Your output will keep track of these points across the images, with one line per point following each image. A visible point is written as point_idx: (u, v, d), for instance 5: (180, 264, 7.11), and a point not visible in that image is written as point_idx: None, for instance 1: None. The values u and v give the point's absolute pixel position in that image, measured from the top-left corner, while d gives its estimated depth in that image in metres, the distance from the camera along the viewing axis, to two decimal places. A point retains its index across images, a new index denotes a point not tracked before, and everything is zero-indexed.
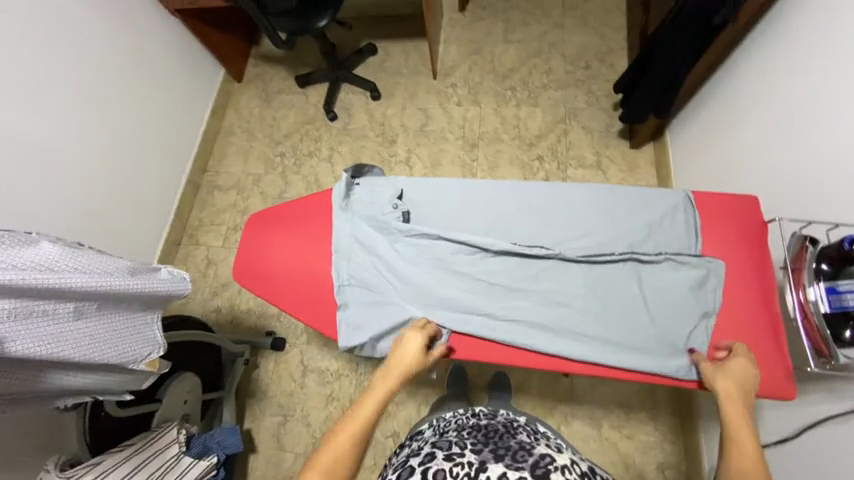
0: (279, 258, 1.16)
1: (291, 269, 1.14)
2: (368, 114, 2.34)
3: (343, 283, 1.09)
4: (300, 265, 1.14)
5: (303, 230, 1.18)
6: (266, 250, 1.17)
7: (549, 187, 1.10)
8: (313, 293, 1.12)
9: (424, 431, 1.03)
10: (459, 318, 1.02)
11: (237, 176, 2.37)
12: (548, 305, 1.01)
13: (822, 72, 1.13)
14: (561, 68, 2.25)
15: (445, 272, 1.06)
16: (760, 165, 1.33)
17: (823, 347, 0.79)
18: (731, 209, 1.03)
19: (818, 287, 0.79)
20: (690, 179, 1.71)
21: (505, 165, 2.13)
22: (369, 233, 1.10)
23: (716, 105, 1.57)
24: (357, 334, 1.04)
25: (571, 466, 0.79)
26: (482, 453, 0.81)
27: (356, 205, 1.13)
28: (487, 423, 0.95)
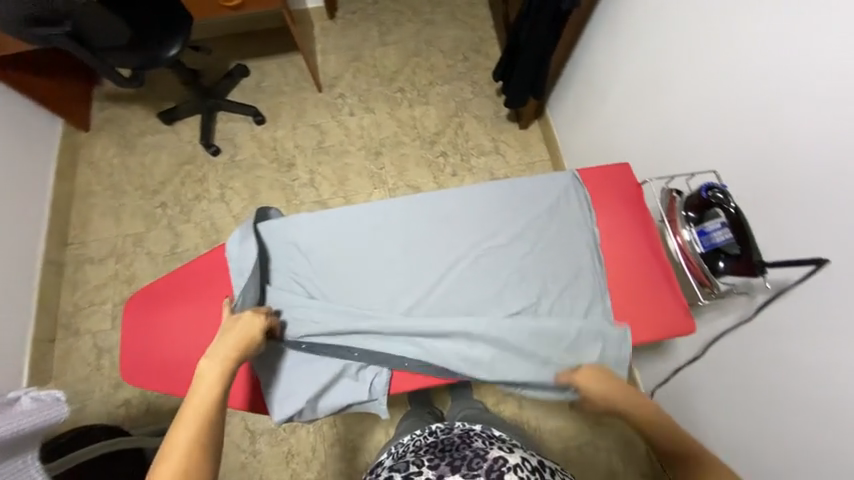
0: (174, 342, 0.99)
1: (193, 351, 0.98)
2: (257, 141, 2.14)
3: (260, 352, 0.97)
4: (203, 345, 0.99)
5: (195, 302, 1.01)
6: (158, 336, 1.00)
7: (453, 194, 1.06)
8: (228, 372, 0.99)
9: (384, 461, 1.01)
10: (400, 352, 0.95)
11: (112, 241, 2.00)
12: (482, 311, 0.98)
13: (664, 40, 1.28)
14: (442, 63, 2.31)
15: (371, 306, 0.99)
16: (630, 128, 1.50)
17: (703, 280, 0.91)
18: (614, 177, 1.07)
19: (690, 231, 0.91)
20: (576, 148, 1.89)
21: (412, 168, 2.13)
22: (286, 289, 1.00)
23: (581, 80, 1.75)
24: (290, 401, 0.94)
25: (522, 464, 0.84)
26: (439, 467, 0.85)
27: (250, 260, 0.98)
28: (445, 437, 0.98)
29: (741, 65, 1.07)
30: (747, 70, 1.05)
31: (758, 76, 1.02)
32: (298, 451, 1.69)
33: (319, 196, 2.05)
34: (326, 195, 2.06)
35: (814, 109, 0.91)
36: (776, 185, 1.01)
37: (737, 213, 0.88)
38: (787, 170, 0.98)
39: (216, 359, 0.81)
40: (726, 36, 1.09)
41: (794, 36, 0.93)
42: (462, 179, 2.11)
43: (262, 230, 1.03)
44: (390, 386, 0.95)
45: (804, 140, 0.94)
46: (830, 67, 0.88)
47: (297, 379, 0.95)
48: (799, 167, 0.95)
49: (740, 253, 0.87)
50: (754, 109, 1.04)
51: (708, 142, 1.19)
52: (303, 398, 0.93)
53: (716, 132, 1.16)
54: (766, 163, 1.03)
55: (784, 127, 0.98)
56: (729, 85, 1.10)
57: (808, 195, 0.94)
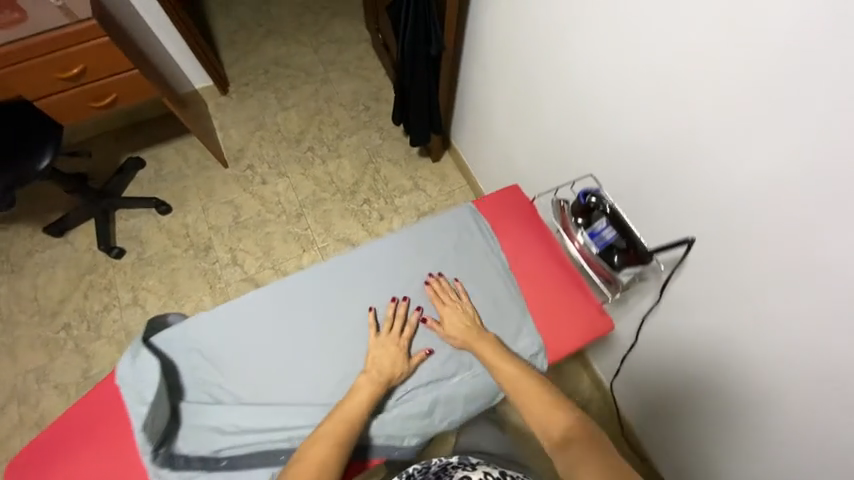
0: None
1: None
2: (166, 231, 2.00)
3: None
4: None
5: (91, 443, 0.91)
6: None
7: (359, 253, 1.06)
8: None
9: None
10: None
11: (6, 384, 1.70)
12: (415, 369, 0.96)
13: (523, 67, 1.43)
14: (345, 116, 2.37)
15: (299, 394, 0.91)
16: (521, 147, 1.63)
17: (608, 276, 0.97)
18: (508, 202, 1.13)
19: (584, 232, 0.97)
20: (486, 170, 2.01)
21: (338, 221, 2.10)
22: (199, 402, 0.90)
23: (472, 110, 1.88)
24: None
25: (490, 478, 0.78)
26: None
27: (145, 380, 0.84)
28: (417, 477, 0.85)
29: (583, 79, 1.21)
30: (589, 86, 1.20)
31: (598, 90, 1.17)
32: None
33: (246, 272, 1.95)
34: (252, 269, 1.96)
35: (646, 110, 1.05)
36: (643, 176, 1.14)
37: (613, 211, 0.97)
38: (643, 162, 1.12)
39: (375, 370, 0.91)
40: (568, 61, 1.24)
41: (610, 55, 1.09)
42: (391, 221, 2.13)
43: (158, 343, 0.92)
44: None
45: (649, 136, 1.07)
46: (642, 76, 1.03)
47: None
48: (652, 158, 1.09)
49: (626, 246, 0.94)
50: (606, 116, 1.18)
51: (583, 148, 1.31)
52: None
53: (585, 138, 1.28)
54: (630, 160, 1.16)
55: (631, 127, 1.12)
56: (581, 99, 1.24)
57: (671, 178, 1.06)
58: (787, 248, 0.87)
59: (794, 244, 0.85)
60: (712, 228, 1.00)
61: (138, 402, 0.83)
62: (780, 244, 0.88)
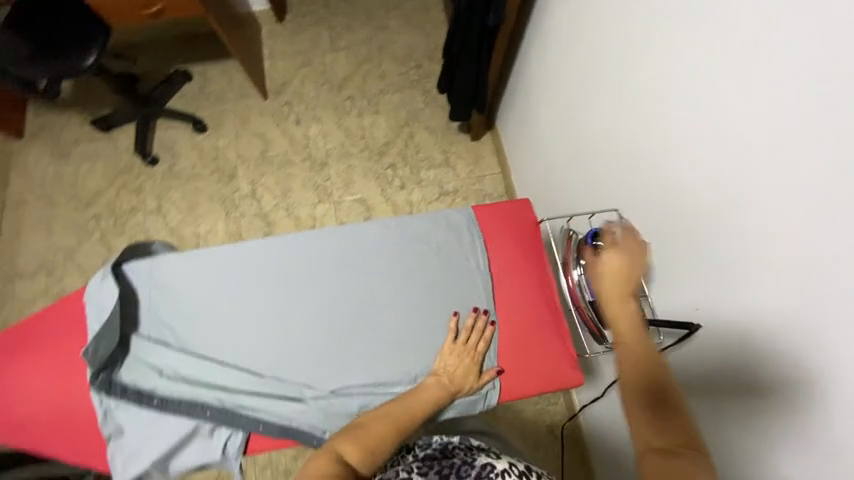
0: (27, 393, 0.90)
1: (44, 403, 0.89)
2: (197, 150, 2.07)
3: (110, 407, 0.83)
4: (56, 395, 0.90)
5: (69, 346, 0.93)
6: (11, 386, 0.91)
7: (341, 231, 0.99)
8: (74, 427, 0.87)
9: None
10: (261, 411, 0.84)
11: (42, 254, 1.92)
12: (361, 366, 0.90)
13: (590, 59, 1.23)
14: (394, 70, 2.24)
15: (239, 358, 0.88)
16: (561, 151, 1.48)
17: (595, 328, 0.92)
18: (512, 218, 1.02)
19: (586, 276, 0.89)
20: (522, 165, 1.85)
21: (359, 180, 2.06)
22: (143, 339, 0.88)
23: (525, 95, 1.70)
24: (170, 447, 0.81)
25: (511, 467, 0.77)
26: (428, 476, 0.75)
27: (103, 304, 0.86)
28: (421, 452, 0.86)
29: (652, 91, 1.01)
30: (649, 107, 1.03)
31: (659, 113, 1.01)
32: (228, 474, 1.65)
33: (260, 208, 1.99)
34: (267, 206, 2.00)
35: (706, 152, 0.89)
36: (676, 227, 0.98)
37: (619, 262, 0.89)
38: (683, 210, 0.96)
39: (445, 373, 0.88)
40: (636, 70, 1.06)
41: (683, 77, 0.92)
42: (410, 192, 2.05)
43: (128, 270, 0.92)
44: (247, 448, 0.84)
45: (699, 184, 0.91)
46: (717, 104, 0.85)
47: (140, 440, 0.82)
48: (695, 209, 0.93)
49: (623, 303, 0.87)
50: (660, 147, 1.01)
51: (625, 176, 1.14)
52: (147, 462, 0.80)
53: (631, 162, 1.11)
54: (672, 203, 1.00)
55: (682, 168, 0.95)
56: (638, 118, 1.08)
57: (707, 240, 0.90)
58: (809, 358, 0.72)
59: (815, 353, 0.71)
60: (735, 308, 0.86)
61: (93, 320, 0.86)
62: (800, 350, 0.73)
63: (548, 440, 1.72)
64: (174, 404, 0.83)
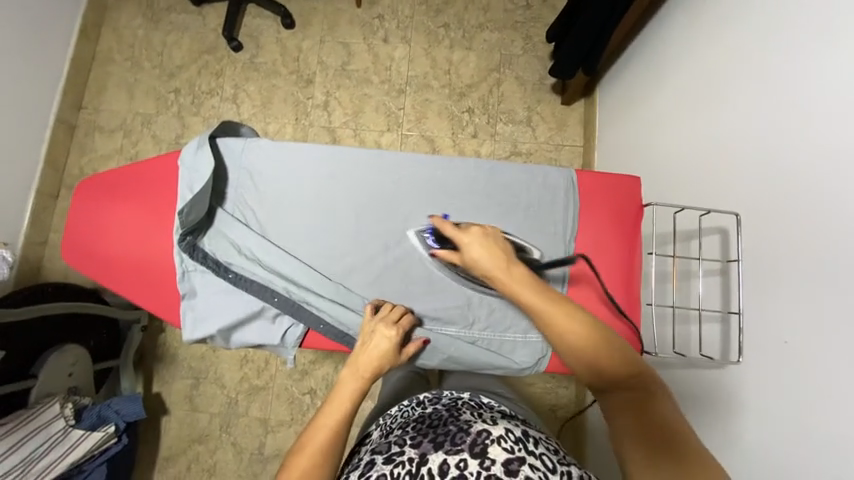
0: (100, 230, 0.89)
1: (117, 245, 0.89)
2: (280, 46, 2.01)
3: (188, 269, 0.87)
4: (128, 241, 0.89)
5: (154, 200, 0.90)
6: (84, 219, 0.89)
7: (430, 160, 0.94)
8: (144, 277, 0.88)
9: (373, 433, 1.03)
10: (323, 312, 0.87)
11: (122, 114, 2.00)
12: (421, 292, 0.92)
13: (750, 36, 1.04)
14: (500, 6, 2.03)
15: (309, 258, 0.90)
16: (669, 138, 1.33)
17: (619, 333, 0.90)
18: (617, 193, 0.94)
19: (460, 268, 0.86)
20: (612, 143, 1.70)
21: (433, 117, 1.96)
22: (224, 214, 0.90)
23: (643, 64, 1.51)
24: (236, 323, 0.87)
25: (506, 435, 0.80)
26: (421, 446, 0.81)
27: (200, 171, 0.87)
28: (430, 412, 0.98)
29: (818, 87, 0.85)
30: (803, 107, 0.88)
31: (801, 120, 0.87)
32: (252, 358, 1.80)
33: (329, 121, 1.96)
34: (336, 121, 1.96)
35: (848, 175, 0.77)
36: (774, 251, 0.89)
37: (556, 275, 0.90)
38: (786, 236, 0.87)
39: (363, 361, 0.78)
40: (790, 65, 0.92)
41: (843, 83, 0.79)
42: (482, 143, 1.94)
43: (221, 145, 0.92)
44: (302, 342, 0.90)
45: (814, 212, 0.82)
46: None
47: (207, 308, 0.87)
48: (800, 240, 0.84)
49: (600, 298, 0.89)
50: (787, 160, 0.89)
51: (733, 184, 1.03)
52: (213, 328, 0.86)
53: (757, 166, 0.97)
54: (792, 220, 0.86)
55: (809, 189, 0.83)
56: (771, 122, 0.95)
57: (807, 274, 0.82)
58: None
59: None
60: (826, 351, 0.77)
61: (186, 188, 0.87)
62: None
63: (548, 418, 1.75)
64: (247, 283, 0.87)
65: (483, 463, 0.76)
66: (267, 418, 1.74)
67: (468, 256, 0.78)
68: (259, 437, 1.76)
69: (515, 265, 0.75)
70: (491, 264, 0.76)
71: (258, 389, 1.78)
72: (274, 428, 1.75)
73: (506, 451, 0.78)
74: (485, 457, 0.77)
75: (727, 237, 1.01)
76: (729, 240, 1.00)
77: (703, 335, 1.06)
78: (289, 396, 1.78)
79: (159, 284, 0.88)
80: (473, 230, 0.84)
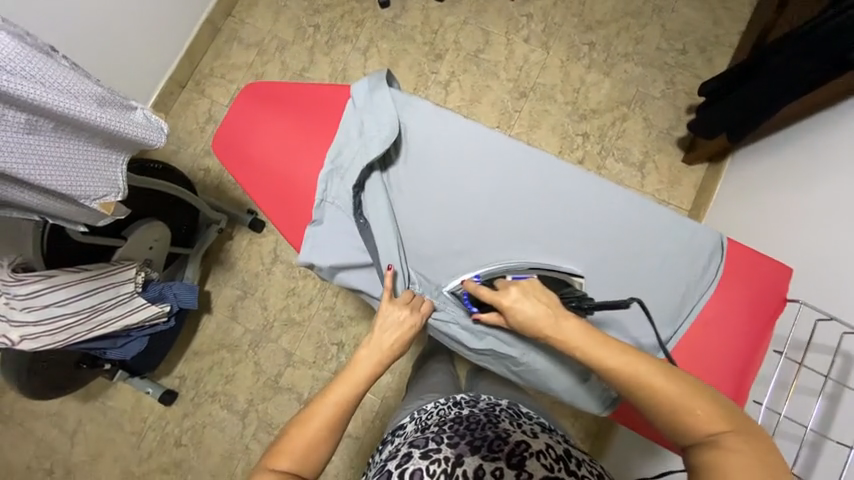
0: (259, 139, 0.94)
1: (271, 159, 0.93)
2: (424, 15, 2.03)
3: (325, 199, 0.90)
4: (282, 158, 0.93)
5: (311, 124, 0.94)
6: (247, 123, 0.94)
7: (579, 176, 0.92)
8: (289, 200, 0.93)
9: (407, 425, 1.07)
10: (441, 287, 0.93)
11: (263, 33, 2.10)
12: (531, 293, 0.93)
13: None
14: (654, 41, 1.93)
15: (435, 231, 0.92)
16: (807, 238, 1.22)
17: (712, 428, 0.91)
18: (758, 277, 0.91)
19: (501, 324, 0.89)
20: (730, 221, 1.59)
21: (545, 130, 1.92)
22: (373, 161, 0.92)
23: (798, 151, 1.39)
24: (352, 264, 0.90)
25: (546, 451, 0.87)
26: (458, 447, 0.87)
27: (376, 114, 0.89)
28: (469, 413, 1.00)
29: None
30: None
31: None
32: (298, 293, 1.87)
33: (444, 100, 1.96)
34: (450, 103, 1.96)
35: None
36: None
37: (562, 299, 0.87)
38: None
39: (381, 349, 0.83)
40: None
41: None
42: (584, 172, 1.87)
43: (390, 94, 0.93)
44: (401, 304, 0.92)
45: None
46: None
47: (328, 240, 0.90)
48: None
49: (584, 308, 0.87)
50: None
51: None
52: (328, 262, 0.90)
53: None
54: None
55: None
56: None
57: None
58: None
59: None
60: None
61: (356, 129, 0.90)
62: None
63: None
64: (373, 234, 0.89)
65: (520, 474, 0.82)
66: (293, 353, 1.81)
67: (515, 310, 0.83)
68: (279, 367, 1.84)
69: (564, 321, 0.81)
70: (540, 322, 0.81)
71: (295, 324, 1.86)
72: (295, 364, 1.82)
73: (544, 467, 0.83)
74: (523, 468, 0.83)
75: (852, 365, 0.90)
76: (851, 367, 0.90)
77: (780, 450, 0.97)
78: (319, 341, 1.84)
79: (293, 206, 0.92)
80: (511, 289, 0.84)
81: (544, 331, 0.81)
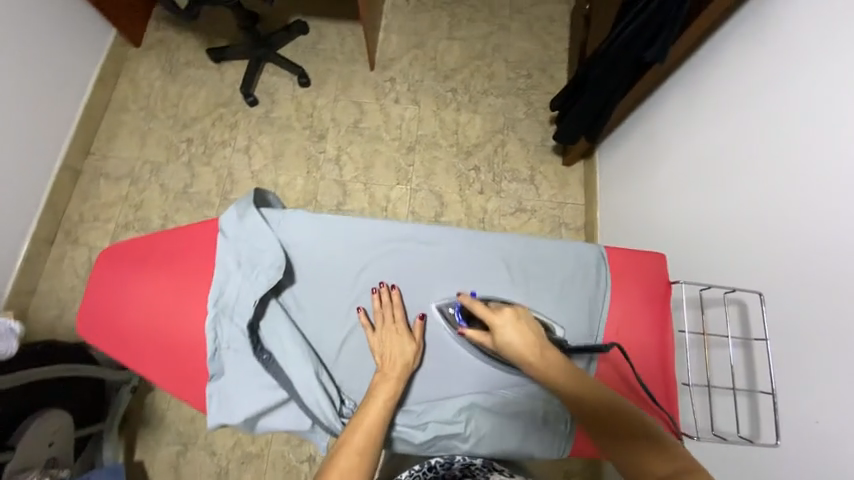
0: (130, 305, 0.89)
1: (147, 320, 0.88)
2: (295, 102, 2.09)
3: (220, 347, 0.85)
4: (160, 318, 0.88)
5: (182, 270, 0.91)
6: (113, 293, 0.90)
7: (464, 235, 0.99)
8: (177, 358, 0.87)
9: None
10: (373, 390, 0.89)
11: (131, 162, 1.99)
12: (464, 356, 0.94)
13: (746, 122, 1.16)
14: (503, 74, 2.20)
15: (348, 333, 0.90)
16: (674, 208, 1.41)
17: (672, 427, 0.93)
18: (643, 269, 1.01)
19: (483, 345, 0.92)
20: (615, 206, 1.79)
21: (441, 173, 2.03)
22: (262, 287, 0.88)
23: (641, 138, 1.64)
24: (266, 407, 0.83)
25: None
26: None
27: (253, 239, 0.88)
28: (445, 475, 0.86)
29: (819, 183, 0.93)
30: (796, 205, 0.97)
31: (804, 210, 0.95)
32: None
33: (340, 175, 2.00)
34: (346, 175, 2.00)
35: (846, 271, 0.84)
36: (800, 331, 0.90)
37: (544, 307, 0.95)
38: (821, 315, 0.87)
39: (395, 368, 0.84)
40: (787, 156, 1.02)
41: (852, 172, 0.86)
42: (488, 200, 2.00)
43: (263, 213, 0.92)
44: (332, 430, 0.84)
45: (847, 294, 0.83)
46: None
47: (234, 389, 0.83)
48: (840, 321, 0.83)
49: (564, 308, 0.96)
50: (794, 246, 0.95)
51: (748, 261, 1.07)
52: (240, 415, 0.82)
53: (763, 247, 1.03)
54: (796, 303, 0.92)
55: (810, 276, 0.90)
56: (772, 207, 1.03)
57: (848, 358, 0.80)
58: None
59: None
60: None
61: (235, 260, 0.87)
62: None
63: None
64: (281, 365, 0.85)
65: None
66: None
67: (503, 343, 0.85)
68: None
69: (547, 353, 0.84)
70: (521, 347, 0.84)
71: (252, 457, 1.65)
72: None
73: None
74: None
75: (746, 310, 1.02)
76: (747, 314, 1.02)
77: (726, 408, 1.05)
78: (286, 465, 1.64)
79: (186, 363, 0.87)
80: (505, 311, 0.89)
81: (525, 351, 0.84)
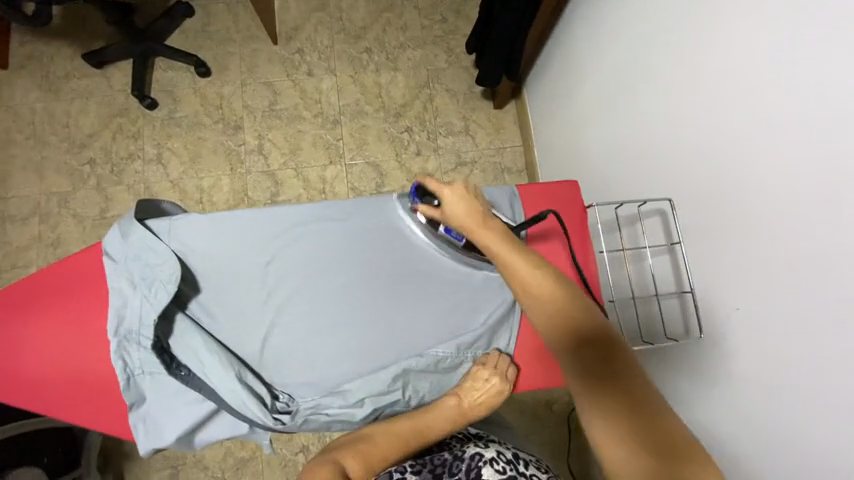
0: (33, 352, 0.86)
1: (56, 362, 0.86)
2: (199, 96, 1.91)
3: (134, 374, 0.83)
4: (68, 357, 0.87)
5: (80, 304, 0.88)
6: (11, 344, 0.87)
7: (369, 205, 0.98)
8: (96, 395, 0.86)
9: None
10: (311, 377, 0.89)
11: (35, 198, 1.80)
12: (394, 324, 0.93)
13: (642, 30, 1.15)
14: (416, 23, 2.07)
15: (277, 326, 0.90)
16: (596, 132, 1.41)
17: None
18: (554, 200, 1.03)
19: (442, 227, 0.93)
20: (548, 140, 1.77)
21: (373, 142, 1.95)
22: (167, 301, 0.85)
23: (557, 67, 1.61)
24: (199, 421, 0.84)
25: (499, 456, 0.78)
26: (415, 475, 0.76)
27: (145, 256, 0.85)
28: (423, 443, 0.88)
29: (712, 80, 0.94)
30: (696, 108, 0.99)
31: (703, 109, 0.97)
32: None
33: (267, 165, 1.88)
34: (274, 163, 1.89)
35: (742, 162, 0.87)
36: (709, 227, 0.96)
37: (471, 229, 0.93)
38: (735, 210, 0.89)
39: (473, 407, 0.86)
40: (682, 59, 1.03)
41: (734, 64, 0.89)
42: (427, 160, 1.95)
43: (155, 227, 0.89)
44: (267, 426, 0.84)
45: (741, 183, 0.87)
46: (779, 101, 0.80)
47: (162, 412, 0.83)
48: (741, 209, 0.87)
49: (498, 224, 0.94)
50: (699, 146, 0.98)
51: (664, 169, 1.10)
52: (173, 434, 0.83)
53: (675, 154, 1.06)
54: (705, 200, 0.96)
55: (715, 173, 0.94)
56: (679, 113, 1.04)
57: (752, 244, 0.85)
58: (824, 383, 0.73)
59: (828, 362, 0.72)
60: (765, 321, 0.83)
61: (132, 280, 0.85)
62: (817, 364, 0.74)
63: (546, 416, 1.72)
64: (202, 379, 0.84)
65: None
66: None
67: (448, 213, 0.86)
68: None
69: (490, 221, 0.84)
70: (468, 219, 0.85)
71: (247, 461, 1.66)
72: None
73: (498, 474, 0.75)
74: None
75: (666, 218, 1.07)
76: (668, 223, 1.07)
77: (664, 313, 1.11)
78: (282, 460, 1.67)
79: (105, 396, 0.86)
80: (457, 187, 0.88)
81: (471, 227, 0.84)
